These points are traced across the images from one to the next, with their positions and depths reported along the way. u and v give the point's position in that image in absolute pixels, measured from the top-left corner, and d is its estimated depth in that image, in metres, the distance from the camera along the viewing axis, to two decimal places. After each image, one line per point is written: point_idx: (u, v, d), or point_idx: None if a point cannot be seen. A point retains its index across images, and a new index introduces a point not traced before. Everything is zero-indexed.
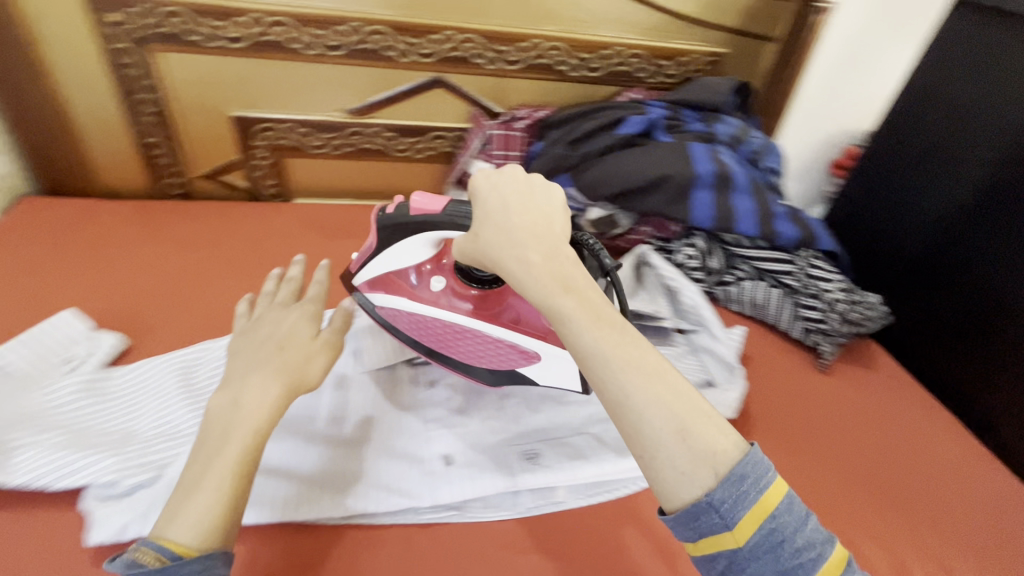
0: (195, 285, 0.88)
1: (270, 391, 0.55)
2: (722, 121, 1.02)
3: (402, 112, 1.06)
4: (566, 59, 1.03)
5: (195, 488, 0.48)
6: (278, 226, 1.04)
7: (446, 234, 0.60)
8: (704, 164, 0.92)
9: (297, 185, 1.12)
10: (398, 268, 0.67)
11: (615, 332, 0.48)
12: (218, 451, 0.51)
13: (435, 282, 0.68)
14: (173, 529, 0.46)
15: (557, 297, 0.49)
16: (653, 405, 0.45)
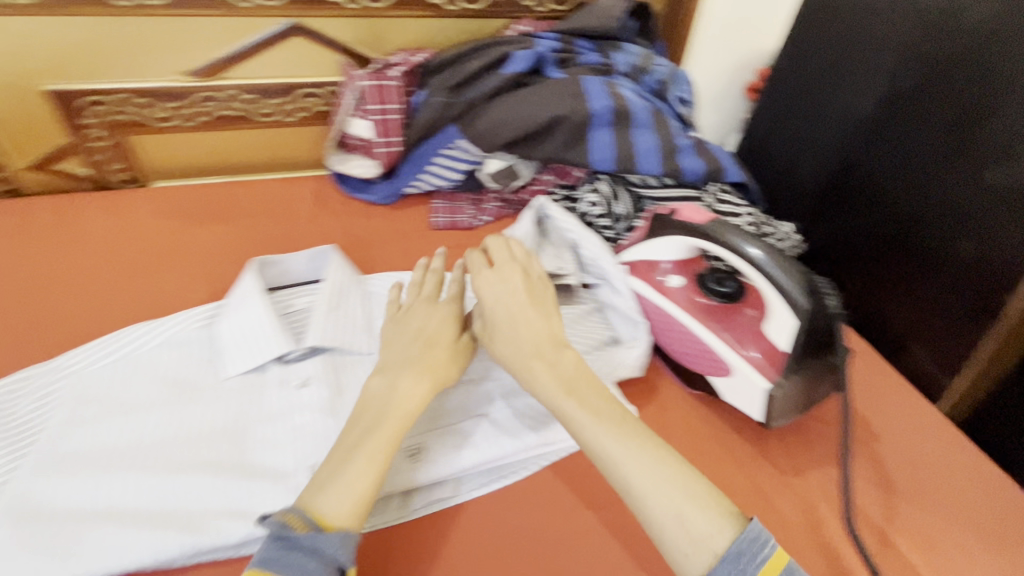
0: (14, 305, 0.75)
1: (410, 383, 0.56)
2: (619, 51, 0.95)
3: (257, 69, 0.91)
4: None
5: (341, 469, 0.49)
6: (137, 221, 0.89)
7: (691, 241, 0.67)
8: (600, 99, 0.83)
9: (150, 166, 0.96)
10: (653, 260, 0.73)
11: (614, 408, 0.54)
12: (354, 447, 0.51)
13: (674, 280, 0.71)
14: (313, 497, 0.48)
15: (560, 401, 0.54)
16: (635, 470, 0.49)
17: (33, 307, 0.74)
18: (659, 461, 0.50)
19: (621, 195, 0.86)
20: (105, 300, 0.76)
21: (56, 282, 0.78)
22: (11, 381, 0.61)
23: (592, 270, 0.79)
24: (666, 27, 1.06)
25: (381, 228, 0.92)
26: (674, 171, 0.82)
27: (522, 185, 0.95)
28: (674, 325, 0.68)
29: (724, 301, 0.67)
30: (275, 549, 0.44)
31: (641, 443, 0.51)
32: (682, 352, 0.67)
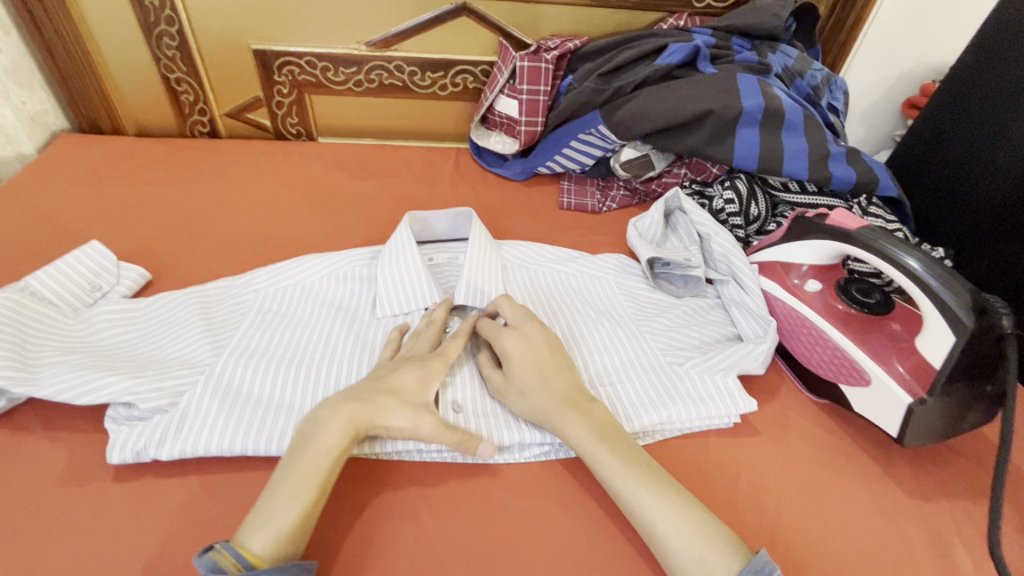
0: (213, 229, 0.90)
1: (341, 426, 0.53)
2: (776, 52, 0.93)
3: (423, 44, 0.99)
4: None
5: (271, 501, 0.48)
6: (306, 172, 1.02)
7: (839, 247, 0.66)
8: (751, 97, 0.82)
9: (319, 124, 1.09)
10: (790, 262, 0.73)
11: (633, 460, 0.54)
12: (282, 486, 0.49)
13: (810, 285, 0.70)
14: (247, 532, 0.47)
15: (592, 446, 0.55)
16: (660, 519, 0.50)
17: (227, 234, 0.88)
18: (678, 509, 0.50)
19: (757, 196, 0.85)
20: (282, 235, 0.88)
21: (244, 216, 0.92)
22: (216, 286, 0.73)
23: (718, 266, 0.79)
24: (827, 31, 1.02)
25: (513, 203, 0.98)
26: (819, 177, 0.81)
27: (654, 177, 0.95)
28: (806, 330, 0.67)
29: (865, 311, 0.65)
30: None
31: (666, 493, 0.51)
32: (811, 359, 0.66)
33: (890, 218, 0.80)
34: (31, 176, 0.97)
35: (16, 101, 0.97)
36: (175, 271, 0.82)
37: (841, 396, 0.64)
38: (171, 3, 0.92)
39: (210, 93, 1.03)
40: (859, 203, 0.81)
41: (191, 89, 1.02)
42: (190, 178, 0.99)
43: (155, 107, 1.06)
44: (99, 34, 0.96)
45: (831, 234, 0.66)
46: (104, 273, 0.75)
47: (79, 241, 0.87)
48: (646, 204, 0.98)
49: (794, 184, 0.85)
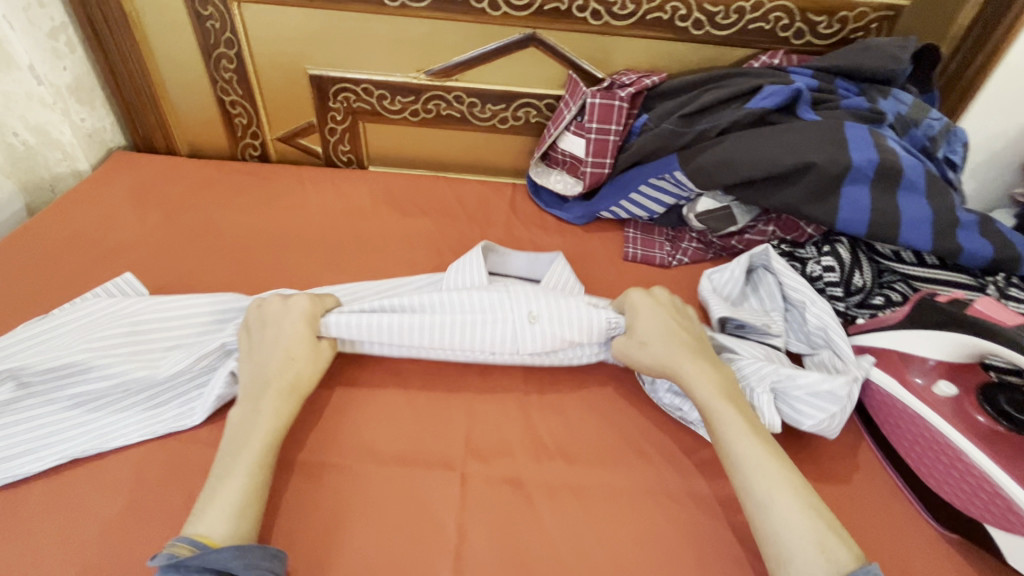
0: (252, 261, 0.85)
1: (270, 406, 0.55)
2: (887, 97, 0.80)
3: (485, 75, 0.92)
4: (691, 13, 0.83)
5: (220, 489, 0.49)
6: (353, 201, 0.96)
7: (987, 346, 0.53)
8: (863, 151, 0.70)
9: (371, 152, 1.03)
10: (909, 354, 0.60)
11: (753, 429, 0.54)
12: (230, 467, 0.50)
13: (940, 386, 0.57)
14: (200, 524, 0.46)
15: (722, 406, 0.55)
16: (779, 496, 0.49)
17: (268, 267, 0.83)
18: (786, 478, 0.50)
19: (862, 265, 0.73)
20: (322, 273, 0.82)
21: (286, 248, 0.87)
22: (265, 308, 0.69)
23: (813, 339, 0.68)
24: (949, 75, 0.89)
25: (572, 249, 0.89)
26: (947, 250, 0.68)
27: (735, 232, 0.84)
28: (937, 445, 0.54)
29: (1016, 430, 0.52)
30: None
31: (776, 462, 0.51)
32: (945, 481, 0.54)
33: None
34: (83, 193, 0.95)
35: (76, 117, 0.96)
36: None
37: (986, 536, 0.51)
38: (232, 25, 0.89)
39: (264, 117, 1.00)
40: (995, 283, 0.68)
41: (245, 112, 0.99)
42: (235, 203, 0.95)
43: (209, 128, 1.03)
44: (161, 54, 0.94)
45: (975, 329, 0.54)
46: None
47: (118, 267, 0.84)
48: (721, 259, 0.87)
49: (909, 254, 0.72)
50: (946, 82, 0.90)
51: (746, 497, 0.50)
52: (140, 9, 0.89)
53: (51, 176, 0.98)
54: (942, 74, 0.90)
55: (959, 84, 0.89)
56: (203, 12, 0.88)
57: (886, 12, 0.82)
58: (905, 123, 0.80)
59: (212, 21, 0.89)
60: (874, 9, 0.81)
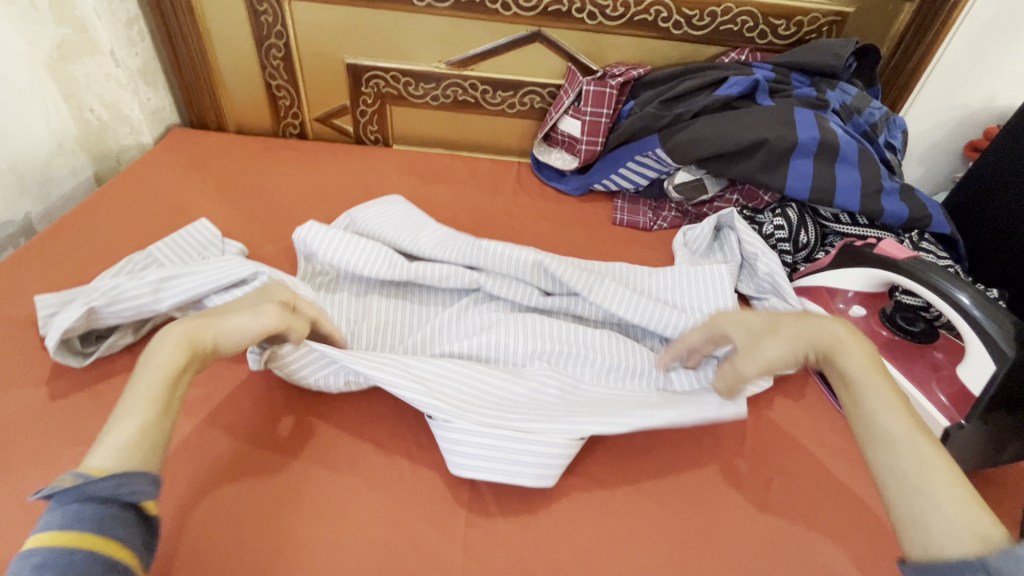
0: (300, 220, 1.01)
1: (176, 348, 0.52)
2: (834, 89, 0.96)
3: (497, 65, 1.08)
4: (671, 16, 0.98)
5: (118, 422, 0.48)
6: (382, 171, 1.12)
7: (887, 276, 0.68)
8: (807, 130, 0.86)
9: (396, 132, 1.19)
10: (832, 287, 0.75)
11: (907, 417, 0.50)
12: (130, 408, 0.49)
13: (853, 310, 0.72)
14: (92, 456, 0.46)
15: (858, 386, 0.52)
16: (890, 452, 0.47)
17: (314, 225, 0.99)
18: (912, 437, 0.48)
19: (807, 224, 0.88)
20: None
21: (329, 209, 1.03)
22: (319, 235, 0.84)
23: (762, 285, 0.83)
24: (890, 72, 1.04)
25: (569, 214, 1.04)
26: (872, 212, 0.83)
27: (707, 201, 1.00)
28: None
29: (908, 339, 0.68)
30: (58, 512, 0.43)
31: (928, 444, 0.47)
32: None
33: (942, 254, 0.82)
34: (151, 163, 1.11)
35: (144, 97, 1.12)
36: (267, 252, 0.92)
37: None
38: (282, 19, 1.04)
39: (303, 99, 1.15)
40: (911, 238, 0.83)
41: (287, 95, 1.15)
42: (280, 174, 1.11)
43: (256, 109, 1.19)
44: (218, 43, 1.10)
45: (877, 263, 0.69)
46: (212, 248, 0.81)
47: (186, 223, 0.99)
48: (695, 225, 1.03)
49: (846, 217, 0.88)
50: (889, 76, 1.05)
51: (888, 474, 0.47)
52: (203, 5, 1.05)
53: (119, 148, 1.13)
54: (885, 71, 1.05)
55: (898, 80, 1.04)
56: (257, 8, 1.03)
57: (834, 17, 0.97)
58: (848, 108, 0.96)
59: (266, 16, 1.04)
60: (825, 15, 0.97)
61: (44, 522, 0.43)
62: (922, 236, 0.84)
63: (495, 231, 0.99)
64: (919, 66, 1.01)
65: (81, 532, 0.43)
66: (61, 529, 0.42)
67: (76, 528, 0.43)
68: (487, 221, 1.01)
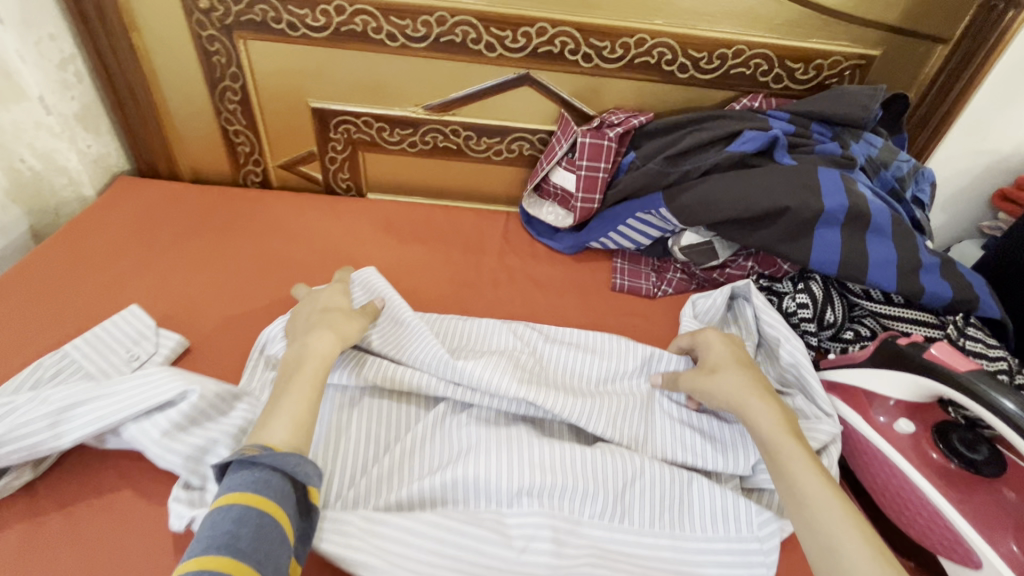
0: (256, 291, 0.87)
1: (317, 338, 0.62)
2: (859, 141, 0.86)
3: (482, 109, 0.96)
4: (676, 59, 0.87)
5: (272, 413, 0.54)
6: (354, 226, 1.00)
7: (944, 391, 0.58)
8: (835, 196, 0.75)
9: (370, 180, 1.07)
10: (872, 390, 0.65)
11: (820, 468, 0.55)
12: (287, 390, 0.57)
13: (901, 424, 0.62)
14: (267, 433, 0.52)
15: (784, 447, 0.56)
16: (818, 507, 0.51)
17: (274, 296, 0.87)
18: (842, 502, 0.51)
19: (833, 301, 0.77)
20: None
21: (292, 275, 0.91)
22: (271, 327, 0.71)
23: (786, 377, 0.71)
24: (918, 118, 0.94)
25: (564, 278, 0.93)
26: (910, 292, 0.73)
27: (717, 265, 0.89)
28: (894, 479, 0.60)
29: (968, 468, 0.57)
30: (240, 477, 0.48)
31: (850, 518, 0.50)
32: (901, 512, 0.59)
33: (991, 341, 0.72)
34: (89, 219, 0.98)
35: (82, 145, 0.99)
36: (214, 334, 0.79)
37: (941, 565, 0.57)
38: (238, 60, 0.92)
39: (266, 145, 1.03)
40: (955, 322, 0.73)
41: (248, 140, 1.02)
42: (238, 231, 0.98)
43: (213, 155, 1.06)
44: (167, 85, 0.97)
45: (930, 374, 0.59)
46: (142, 341, 0.70)
47: (125, 295, 0.86)
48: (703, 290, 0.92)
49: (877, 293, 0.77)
50: (916, 123, 0.95)
51: (806, 532, 0.51)
52: (148, 44, 0.92)
53: (56, 201, 1.00)
54: (912, 117, 0.94)
55: (926, 127, 0.94)
56: (210, 48, 0.91)
57: (858, 60, 0.87)
58: (874, 164, 0.86)
59: (219, 56, 0.92)
60: (847, 58, 0.87)
61: (223, 487, 0.48)
62: (968, 320, 0.74)
63: (480, 303, 0.87)
64: (950, 113, 0.91)
65: (236, 551, 0.43)
66: (250, 492, 0.47)
67: (241, 525, 0.45)
68: (471, 289, 0.90)
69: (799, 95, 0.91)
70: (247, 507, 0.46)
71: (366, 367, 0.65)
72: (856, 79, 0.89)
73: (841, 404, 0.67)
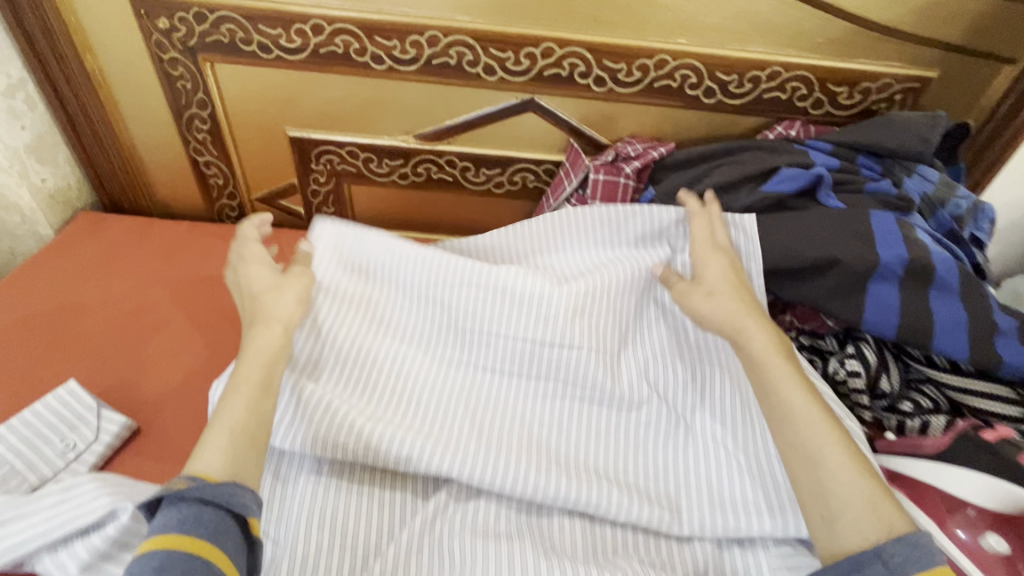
0: (223, 348, 0.76)
1: (268, 334, 0.55)
2: (912, 175, 0.75)
3: (480, 137, 0.86)
4: (702, 83, 0.76)
5: (225, 403, 0.49)
6: None
7: None
8: (894, 247, 0.64)
9: (358, 213, 0.97)
10: (946, 495, 0.54)
11: (808, 386, 0.53)
12: (253, 342, 0.54)
13: (987, 540, 0.51)
14: (196, 462, 0.44)
15: (772, 364, 0.54)
16: (813, 432, 0.49)
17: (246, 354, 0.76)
18: (844, 445, 0.48)
19: (889, 368, 0.67)
20: None
21: None
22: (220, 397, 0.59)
23: None
24: (976, 147, 0.83)
25: None
26: (986, 361, 0.62)
27: None
28: None
29: None
30: (167, 517, 0.39)
31: (847, 447, 0.48)
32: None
33: None
34: (41, 263, 0.87)
35: (36, 179, 0.88)
36: (174, 406, 0.69)
37: None
38: (204, 85, 0.82)
39: (241, 176, 0.93)
40: None
41: (220, 172, 0.92)
42: (211, 275, 0.88)
43: (184, 186, 0.96)
44: (129, 112, 0.87)
45: None
46: (81, 427, 0.61)
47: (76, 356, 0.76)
48: None
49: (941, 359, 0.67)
50: (973, 152, 0.83)
51: (797, 463, 0.49)
52: (104, 67, 0.82)
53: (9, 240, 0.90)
54: (969, 146, 0.83)
55: (984, 157, 0.83)
56: (173, 72, 0.81)
57: (910, 83, 0.76)
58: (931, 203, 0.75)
59: (184, 81, 0.82)
60: (898, 81, 0.76)
61: (153, 527, 0.39)
62: None
63: None
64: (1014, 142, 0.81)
65: None
66: (174, 534, 0.38)
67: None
68: None
69: (841, 121, 0.80)
70: (174, 550, 0.37)
71: (343, 445, 0.57)
72: (908, 104, 0.78)
73: (906, 505, 0.57)
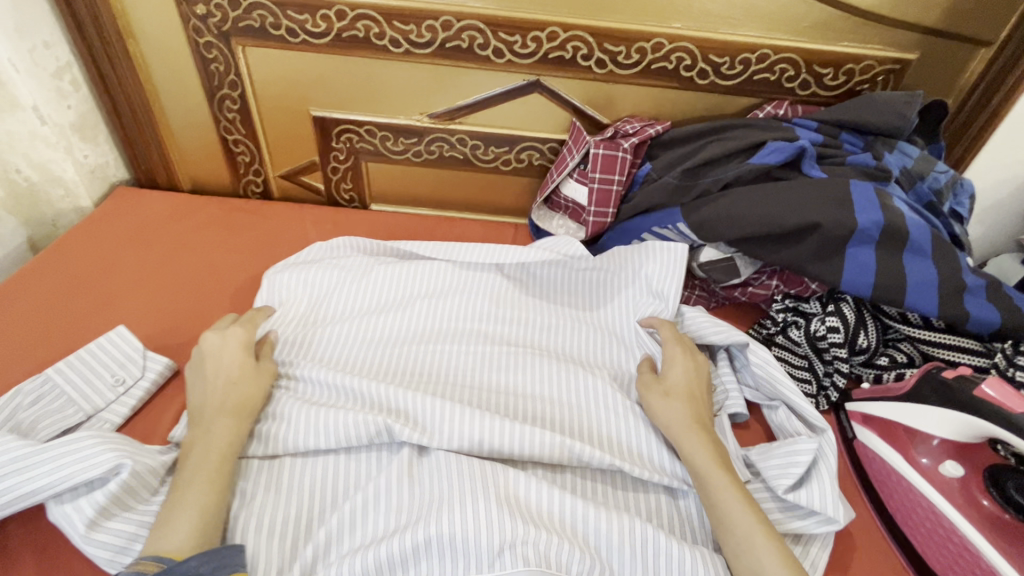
0: None
1: (224, 425, 0.58)
2: (893, 151, 0.80)
3: (489, 117, 0.92)
4: (696, 64, 0.82)
5: (181, 496, 0.52)
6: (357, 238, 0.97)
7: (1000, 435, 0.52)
8: (870, 212, 0.69)
9: (374, 191, 1.04)
10: (912, 428, 0.60)
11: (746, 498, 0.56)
12: (198, 466, 0.55)
13: (946, 466, 0.58)
14: (164, 541, 0.49)
15: (714, 478, 0.57)
16: (733, 518, 0.54)
17: None
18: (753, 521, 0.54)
19: (866, 324, 0.72)
20: None
21: None
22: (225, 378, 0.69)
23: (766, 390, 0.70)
24: (956, 126, 0.88)
25: None
26: (954, 316, 0.67)
27: (739, 283, 0.81)
28: (938, 527, 0.56)
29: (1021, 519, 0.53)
30: None
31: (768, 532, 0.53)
32: (942, 557, 0.56)
33: None
34: (82, 232, 0.93)
35: (79, 155, 0.95)
36: None
37: None
38: (235, 67, 0.89)
39: (266, 154, 0.99)
40: (1004, 351, 0.67)
41: (247, 150, 0.99)
42: (237, 244, 0.95)
43: (213, 164, 1.03)
44: (165, 92, 0.94)
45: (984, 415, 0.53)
46: (130, 365, 0.68)
47: (116, 313, 0.82)
48: (724, 308, 0.86)
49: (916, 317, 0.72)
50: (954, 131, 0.89)
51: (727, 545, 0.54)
52: (144, 51, 0.89)
53: (53, 212, 0.97)
54: (949, 125, 0.88)
55: (964, 136, 0.88)
56: (207, 55, 0.88)
57: (892, 64, 0.81)
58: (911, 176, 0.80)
59: (216, 64, 0.89)
60: (880, 62, 0.81)
61: None
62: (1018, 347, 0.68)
63: None
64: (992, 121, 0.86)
65: None
66: None
67: None
68: None
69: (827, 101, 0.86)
70: None
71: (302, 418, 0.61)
72: (890, 84, 0.83)
73: (877, 440, 0.64)
